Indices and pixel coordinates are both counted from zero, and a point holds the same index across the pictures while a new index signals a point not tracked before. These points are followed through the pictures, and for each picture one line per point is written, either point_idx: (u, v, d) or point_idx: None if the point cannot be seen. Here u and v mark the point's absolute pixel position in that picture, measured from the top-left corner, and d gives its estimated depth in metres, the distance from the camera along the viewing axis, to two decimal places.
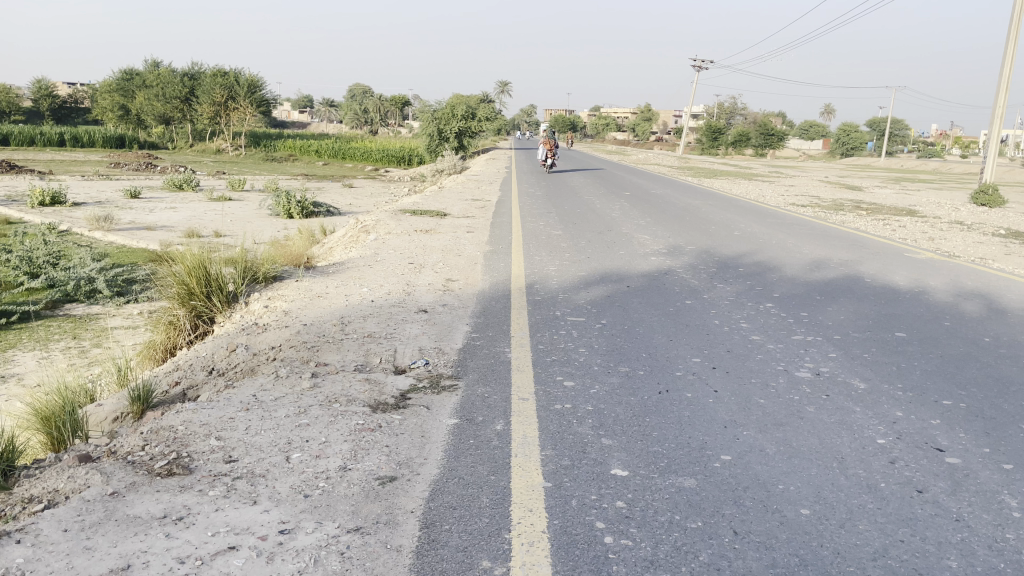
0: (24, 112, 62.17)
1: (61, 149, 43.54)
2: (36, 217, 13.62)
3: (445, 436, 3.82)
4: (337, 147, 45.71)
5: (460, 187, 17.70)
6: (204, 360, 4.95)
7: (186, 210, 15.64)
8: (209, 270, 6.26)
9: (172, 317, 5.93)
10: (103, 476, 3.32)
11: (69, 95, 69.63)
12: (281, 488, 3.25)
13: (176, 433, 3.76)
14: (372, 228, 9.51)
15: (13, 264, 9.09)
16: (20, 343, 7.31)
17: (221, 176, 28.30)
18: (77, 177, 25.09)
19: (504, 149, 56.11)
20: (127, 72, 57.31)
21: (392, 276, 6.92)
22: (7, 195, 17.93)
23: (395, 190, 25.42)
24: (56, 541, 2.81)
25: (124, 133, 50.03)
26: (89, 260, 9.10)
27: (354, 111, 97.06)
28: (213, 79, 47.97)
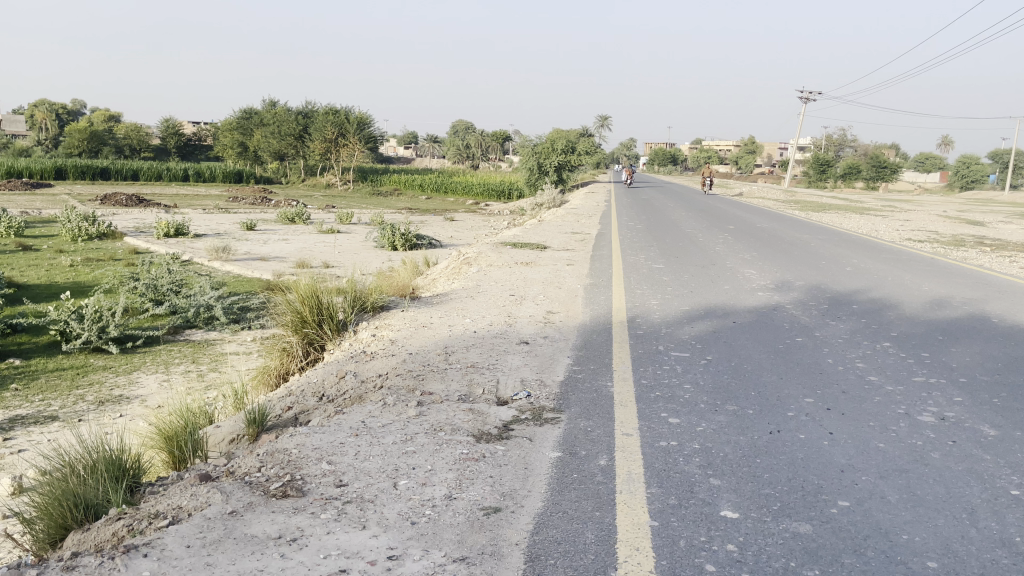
0: (154, 150, 66.57)
1: (185, 184, 46.42)
2: (163, 247, 14.49)
3: (548, 470, 3.79)
4: (439, 181, 46.82)
5: (561, 220, 17.81)
6: (314, 387, 5.11)
7: (296, 242, 16.33)
8: (321, 299, 6.49)
9: (286, 344, 6.15)
10: (222, 496, 3.46)
11: (194, 132, 74.18)
12: (389, 514, 3.30)
13: (289, 456, 3.89)
14: (474, 261, 9.64)
15: (139, 291, 9.62)
16: (144, 365, 7.78)
17: (330, 210, 29.47)
18: (199, 210, 26.60)
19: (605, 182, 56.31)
20: (247, 111, 60.90)
21: (493, 307, 6.98)
22: (136, 227, 19.22)
23: (496, 223, 25.80)
24: (180, 556, 2.94)
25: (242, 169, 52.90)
26: (208, 288, 9.58)
27: (456, 147, 99.54)
28: (326, 117, 50.28)
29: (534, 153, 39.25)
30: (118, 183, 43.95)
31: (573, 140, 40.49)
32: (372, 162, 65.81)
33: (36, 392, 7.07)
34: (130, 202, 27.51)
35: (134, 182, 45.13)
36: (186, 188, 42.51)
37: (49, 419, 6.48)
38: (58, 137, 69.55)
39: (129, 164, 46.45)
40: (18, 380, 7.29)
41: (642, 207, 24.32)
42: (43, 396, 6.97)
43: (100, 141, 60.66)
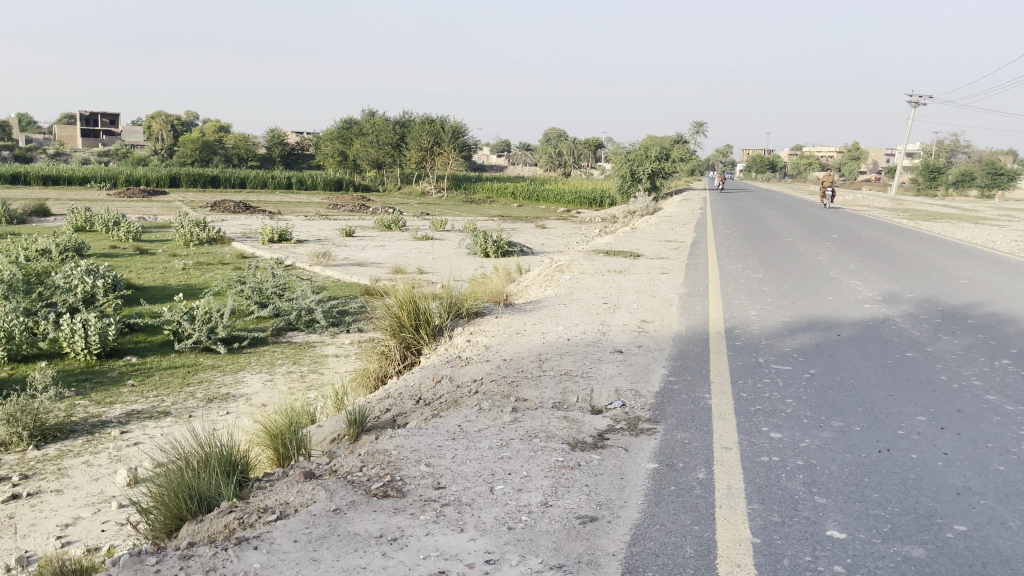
0: (260, 159, 69.55)
1: (288, 191, 48.29)
2: (268, 252, 15.10)
3: (645, 480, 3.75)
4: (531, 189, 47.07)
5: (654, 228, 17.61)
6: (411, 390, 5.23)
7: (392, 249, 16.71)
8: (418, 304, 6.63)
9: (385, 347, 6.31)
10: (326, 493, 3.58)
11: (296, 142, 77.11)
12: (486, 518, 3.33)
13: (389, 457, 3.98)
14: (567, 268, 9.65)
15: (246, 294, 10.05)
16: (249, 365, 8.13)
17: (425, 217, 30.04)
18: (301, 217, 27.62)
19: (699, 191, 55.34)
20: (348, 121, 62.88)
21: (587, 315, 6.96)
22: (242, 233, 20.11)
23: (588, 230, 25.71)
24: (288, 550, 3.06)
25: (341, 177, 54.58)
26: (310, 292, 9.92)
27: (548, 155, 99.81)
28: (422, 126, 51.34)
29: (627, 160, 38.90)
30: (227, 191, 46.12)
31: (668, 147, 39.94)
32: (466, 171, 66.77)
33: (151, 388, 7.49)
34: (238, 209, 28.83)
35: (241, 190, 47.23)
36: (289, 196, 44.18)
37: (163, 415, 6.86)
38: (174, 148, 73.66)
39: (238, 173, 48.67)
40: (135, 377, 7.75)
41: (739, 215, 23.72)
42: (157, 392, 7.38)
43: (211, 151, 63.84)
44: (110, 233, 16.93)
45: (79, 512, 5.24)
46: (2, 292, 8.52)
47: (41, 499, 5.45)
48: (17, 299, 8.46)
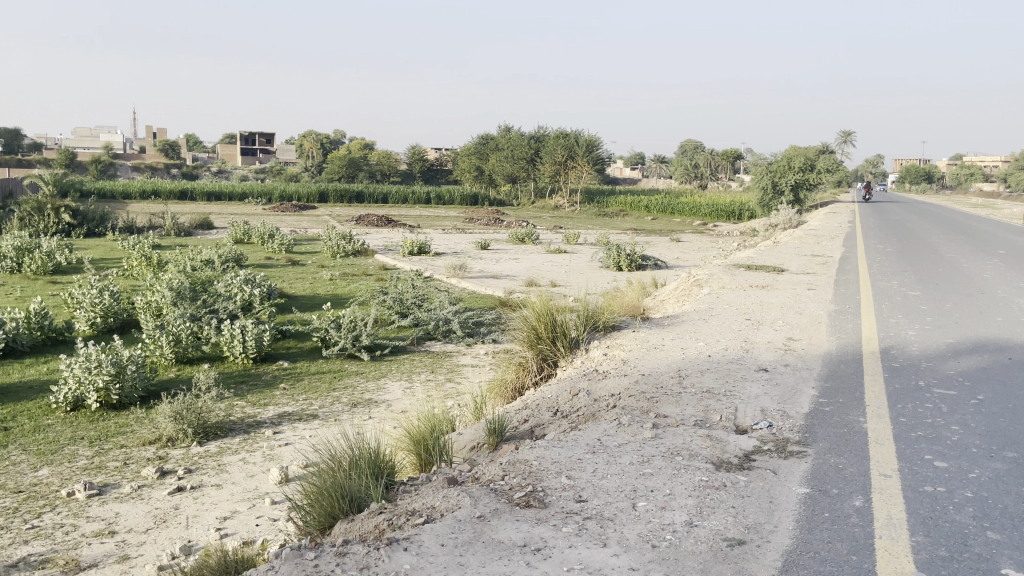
0: (401, 174, 72.31)
1: (426, 206, 49.89)
2: (408, 264, 15.66)
3: (796, 505, 3.58)
4: (666, 203, 46.35)
5: (798, 243, 16.87)
6: (549, 402, 5.26)
7: (526, 262, 16.91)
8: (555, 316, 6.66)
9: (522, 358, 6.38)
10: (471, 500, 3.65)
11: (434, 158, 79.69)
12: (629, 534, 3.28)
13: (530, 467, 4.02)
14: (705, 282, 9.42)
15: (387, 304, 10.44)
16: (390, 372, 8.45)
17: (559, 231, 30.20)
18: (439, 231, 28.48)
19: (846, 203, 52.59)
20: (484, 137, 64.31)
21: (728, 332, 6.76)
22: (384, 245, 20.98)
23: (728, 244, 24.98)
24: (436, 553, 3.14)
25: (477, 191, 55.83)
26: (447, 303, 10.18)
27: (683, 168, 97.98)
28: (557, 140, 51.69)
29: (768, 172, 37.60)
30: (370, 205, 48.21)
31: (813, 158, 38.23)
32: (599, 185, 66.64)
33: (300, 392, 7.92)
34: (381, 223, 30.10)
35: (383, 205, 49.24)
36: (428, 210, 45.62)
37: (311, 417, 7.22)
38: (322, 165, 77.84)
39: (381, 188, 50.79)
40: (286, 380, 8.22)
41: (894, 228, 22.36)
42: (306, 396, 7.79)
43: (356, 167, 67.08)
44: (265, 245, 18.11)
45: (236, 506, 5.59)
46: (172, 299, 9.29)
47: (203, 492, 5.86)
48: (184, 305, 9.19)
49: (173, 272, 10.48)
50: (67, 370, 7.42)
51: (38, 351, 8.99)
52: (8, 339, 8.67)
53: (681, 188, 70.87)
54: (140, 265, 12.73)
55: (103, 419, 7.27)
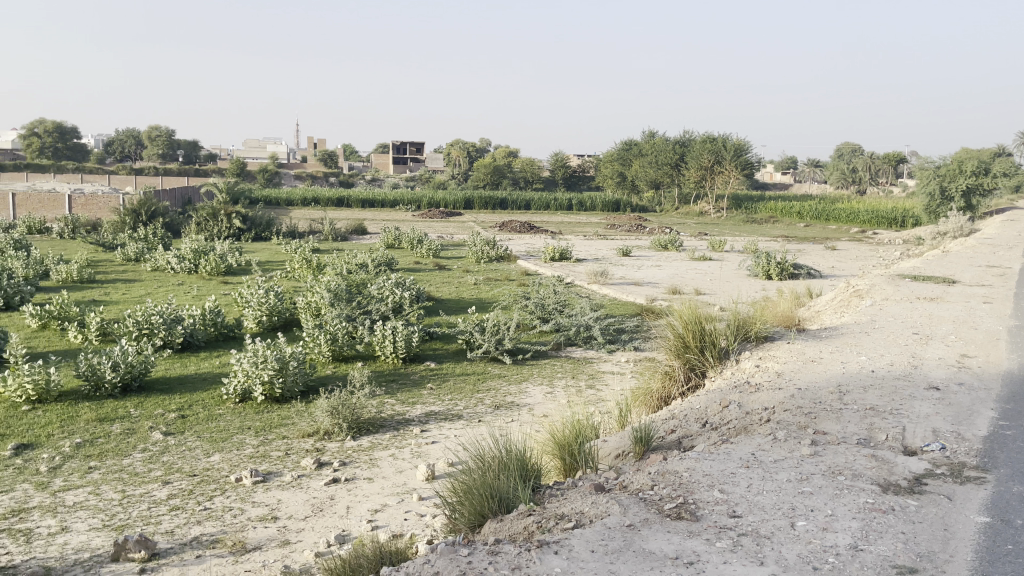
0: (544, 181, 72.99)
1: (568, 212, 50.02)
2: (551, 270, 15.78)
3: (975, 535, 3.31)
4: (819, 210, 44.13)
5: (971, 251, 15.59)
6: (698, 412, 5.14)
7: (669, 269, 16.63)
8: (704, 325, 6.49)
9: (668, 367, 6.25)
10: (620, 508, 3.62)
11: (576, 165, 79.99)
12: (788, 554, 3.15)
13: (681, 478, 3.94)
14: (865, 293, 8.89)
15: (529, 309, 10.57)
16: (531, 377, 8.55)
17: (704, 238, 29.38)
18: (581, 237, 28.53)
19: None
20: (627, 143, 63.75)
21: (893, 346, 6.35)
22: (527, 251, 21.23)
23: (889, 253, 23.42)
24: (586, 559, 3.14)
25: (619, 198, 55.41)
26: (589, 309, 10.17)
27: (837, 172, 92.97)
28: (702, 145, 50.42)
29: (935, 176, 35.06)
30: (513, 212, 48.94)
31: (989, 161, 35.17)
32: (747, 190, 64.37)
33: (446, 392, 8.16)
34: (524, 229, 30.55)
35: (525, 211, 49.84)
36: (571, 216, 45.72)
37: (455, 418, 7.42)
38: (466, 173, 79.90)
39: (524, 195, 51.42)
40: (433, 381, 8.49)
41: None
42: (452, 397, 8.02)
43: (500, 175, 68.33)
44: (414, 250, 18.81)
45: (386, 499, 5.83)
46: (330, 300, 9.86)
47: (355, 484, 6.15)
48: (341, 306, 9.73)
49: (331, 275, 11.09)
50: (237, 364, 8.00)
51: (211, 345, 9.78)
52: (186, 334, 9.48)
53: (838, 193, 67.16)
54: (301, 268, 13.57)
55: (267, 411, 7.79)
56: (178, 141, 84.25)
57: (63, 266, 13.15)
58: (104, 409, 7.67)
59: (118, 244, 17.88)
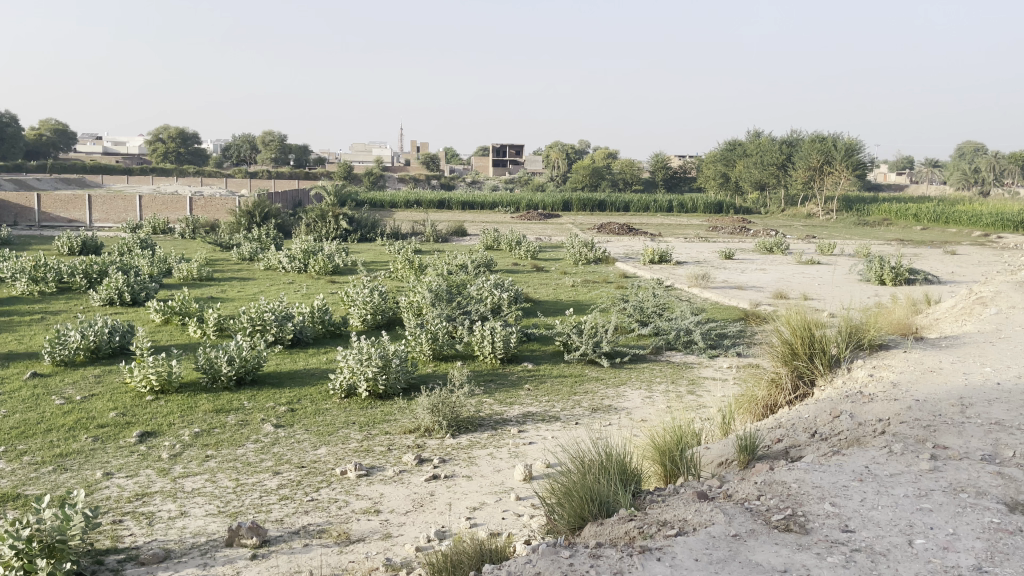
0: (644, 182, 72.10)
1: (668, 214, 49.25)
2: (650, 273, 15.60)
3: None
4: (938, 213, 41.76)
5: None
6: (806, 422, 4.97)
7: (774, 273, 16.13)
8: (813, 332, 6.26)
9: (774, 375, 6.07)
10: (725, 517, 3.54)
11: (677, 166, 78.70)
12: (904, 573, 3.00)
13: (789, 489, 3.82)
14: (989, 300, 8.36)
15: (628, 312, 10.48)
16: (629, 380, 8.48)
17: (812, 241, 28.31)
18: (682, 239, 28.04)
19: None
20: (731, 144, 62.14)
21: (1021, 357, 5.95)
22: (627, 253, 21.04)
23: (1016, 258, 21.91)
24: (690, 567, 3.09)
25: (721, 199, 54.11)
26: (689, 313, 10.00)
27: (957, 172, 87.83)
28: (811, 144, 48.60)
29: None
30: (612, 214, 48.58)
31: None
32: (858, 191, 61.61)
33: (544, 394, 8.19)
34: (623, 231, 30.28)
35: (625, 213, 49.36)
36: (672, 218, 44.96)
37: (553, 419, 7.43)
38: (565, 175, 79.86)
39: (623, 197, 50.96)
40: (531, 381, 8.54)
41: None
42: (549, 398, 8.04)
43: (599, 177, 67.93)
44: (513, 252, 18.96)
45: (484, 498, 5.90)
46: (431, 300, 10.08)
47: (455, 481, 6.24)
48: (441, 306, 9.94)
49: (432, 275, 11.33)
50: (343, 361, 8.29)
51: (318, 342, 10.15)
52: (296, 331, 9.88)
53: (958, 194, 63.39)
54: (404, 268, 13.92)
55: (371, 407, 8.02)
56: (290, 147, 87.95)
57: (184, 265, 13.95)
58: (220, 401, 8.09)
59: (234, 244, 18.82)
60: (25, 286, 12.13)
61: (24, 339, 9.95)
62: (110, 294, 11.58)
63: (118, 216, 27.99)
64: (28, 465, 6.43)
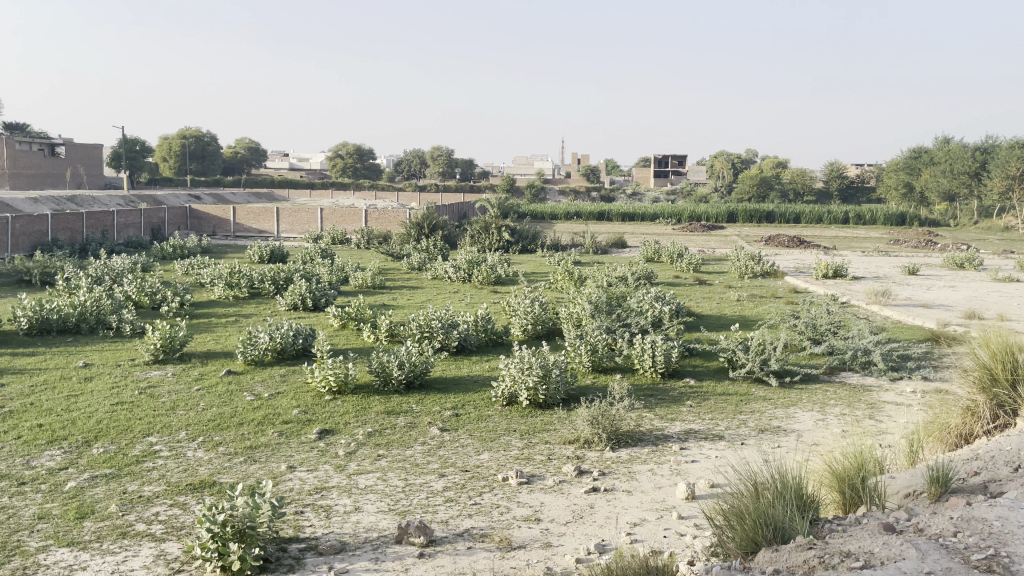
0: (816, 193, 68.45)
1: (843, 226, 46.46)
2: (823, 289, 14.79)
3: None
4: None
5: None
6: (1008, 454, 4.53)
7: (966, 291, 14.80)
8: (1017, 356, 5.69)
9: (971, 403, 5.56)
10: (917, 552, 3.30)
11: (852, 175, 74.24)
12: None
13: (989, 526, 3.50)
14: None
15: (799, 329, 10.01)
16: (800, 401, 8.07)
17: (1012, 256, 25.70)
18: (860, 253, 26.35)
19: None
20: (915, 151, 57.74)
21: None
22: (798, 267, 20.06)
23: None
24: None
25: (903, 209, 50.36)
26: (867, 332, 9.38)
27: None
28: (1011, 151, 44.19)
29: None
30: (781, 226, 46.52)
31: None
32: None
33: (707, 411, 7.96)
34: (792, 244, 28.92)
35: (795, 226, 47.08)
36: (847, 231, 42.34)
37: (717, 438, 7.21)
38: (729, 185, 77.38)
39: (793, 208, 48.64)
40: (693, 398, 8.33)
41: None
42: (713, 416, 7.80)
43: (767, 187, 65.26)
44: (675, 264, 18.62)
45: (645, 514, 5.80)
46: (591, 312, 10.10)
47: (615, 495, 6.20)
48: (601, 318, 9.93)
49: (592, 286, 11.35)
50: (505, 369, 8.46)
51: (481, 350, 10.43)
52: (461, 338, 10.21)
53: None
54: (565, 279, 14.03)
55: (532, 416, 8.13)
56: (456, 161, 91.24)
57: (360, 273, 14.80)
58: (391, 403, 8.50)
59: (404, 254, 19.76)
60: (223, 291, 13.36)
61: (221, 340, 10.94)
62: (294, 300, 12.51)
63: (301, 227, 30.15)
64: (223, 454, 7.05)
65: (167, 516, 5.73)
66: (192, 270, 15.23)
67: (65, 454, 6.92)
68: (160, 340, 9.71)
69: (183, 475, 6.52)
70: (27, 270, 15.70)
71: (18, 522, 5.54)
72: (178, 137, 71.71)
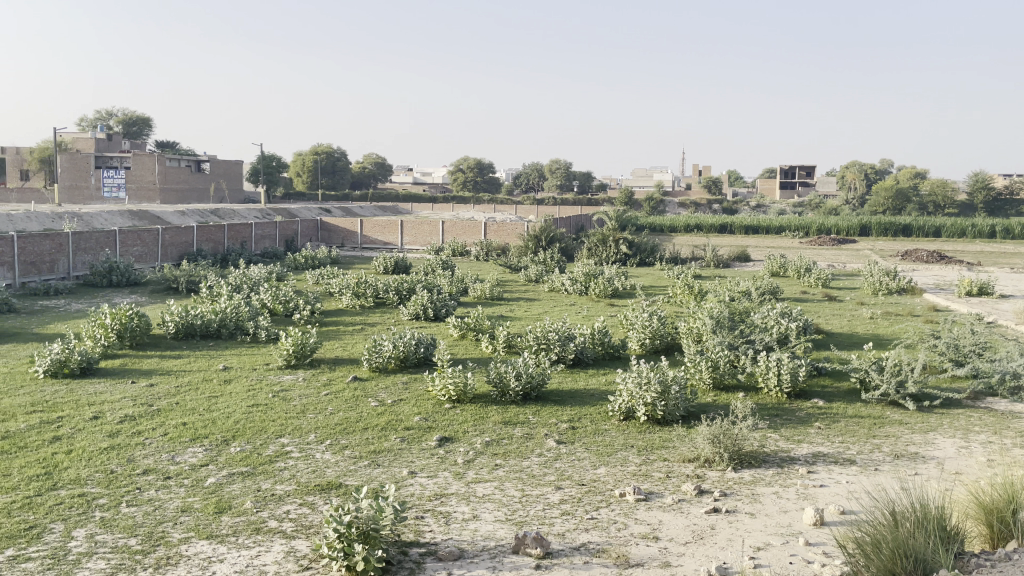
0: (959, 205, 64.16)
1: (991, 240, 43.32)
2: (966, 307, 13.83)
3: None
4: None
5: None
6: None
7: None
8: None
9: None
10: None
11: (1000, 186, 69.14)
12: None
13: None
14: None
15: (939, 349, 9.38)
16: (940, 427, 7.56)
17: None
18: (1010, 269, 24.48)
19: None
20: None
21: None
22: (938, 284, 18.86)
23: None
24: None
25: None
26: (1018, 354, 8.69)
27: None
28: None
29: None
30: (919, 240, 43.88)
31: None
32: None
33: (837, 434, 7.59)
34: (932, 258, 27.21)
35: (935, 239, 44.28)
36: (996, 245, 39.40)
37: (848, 462, 6.86)
38: (861, 197, 73.77)
39: (933, 221, 45.79)
40: (821, 420, 7.96)
41: None
42: (843, 439, 7.43)
43: (904, 198, 61.75)
44: (802, 279, 17.93)
45: (770, 538, 5.59)
46: (712, 327, 9.85)
47: (737, 517, 5.99)
48: (723, 334, 9.67)
49: (714, 301, 11.07)
50: (623, 383, 8.38)
51: (598, 364, 10.38)
52: (578, 351, 10.20)
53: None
54: (685, 293, 13.77)
55: (650, 432, 8.00)
56: (573, 174, 91.46)
57: (479, 285, 15.06)
58: (508, 414, 8.58)
59: (522, 266, 19.95)
60: (350, 300, 13.92)
61: (348, 347, 11.39)
62: (416, 309, 12.87)
63: (423, 239, 30.98)
64: (349, 458, 7.32)
65: (296, 515, 6.00)
66: (322, 280, 15.96)
67: (206, 451, 7.38)
68: (292, 346, 10.22)
69: (311, 476, 6.82)
70: (175, 278, 16.91)
71: (163, 514, 5.96)
72: (310, 153, 75.43)
